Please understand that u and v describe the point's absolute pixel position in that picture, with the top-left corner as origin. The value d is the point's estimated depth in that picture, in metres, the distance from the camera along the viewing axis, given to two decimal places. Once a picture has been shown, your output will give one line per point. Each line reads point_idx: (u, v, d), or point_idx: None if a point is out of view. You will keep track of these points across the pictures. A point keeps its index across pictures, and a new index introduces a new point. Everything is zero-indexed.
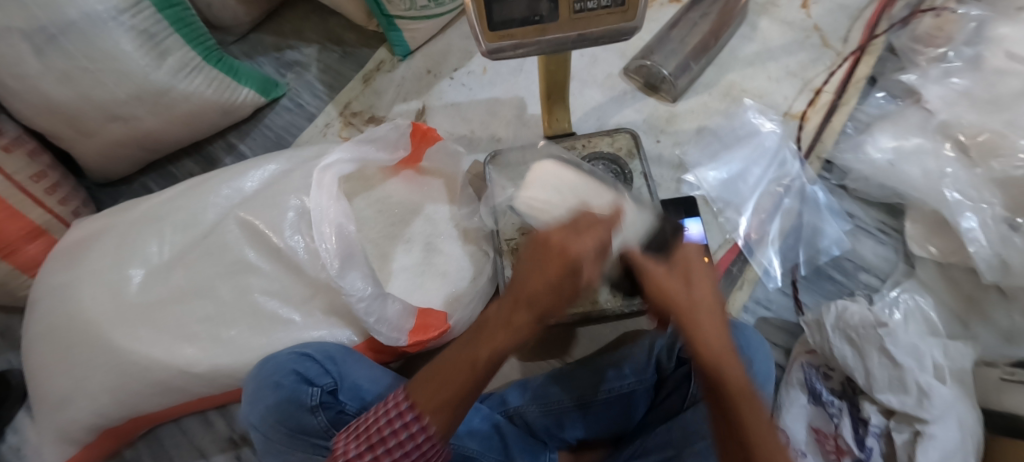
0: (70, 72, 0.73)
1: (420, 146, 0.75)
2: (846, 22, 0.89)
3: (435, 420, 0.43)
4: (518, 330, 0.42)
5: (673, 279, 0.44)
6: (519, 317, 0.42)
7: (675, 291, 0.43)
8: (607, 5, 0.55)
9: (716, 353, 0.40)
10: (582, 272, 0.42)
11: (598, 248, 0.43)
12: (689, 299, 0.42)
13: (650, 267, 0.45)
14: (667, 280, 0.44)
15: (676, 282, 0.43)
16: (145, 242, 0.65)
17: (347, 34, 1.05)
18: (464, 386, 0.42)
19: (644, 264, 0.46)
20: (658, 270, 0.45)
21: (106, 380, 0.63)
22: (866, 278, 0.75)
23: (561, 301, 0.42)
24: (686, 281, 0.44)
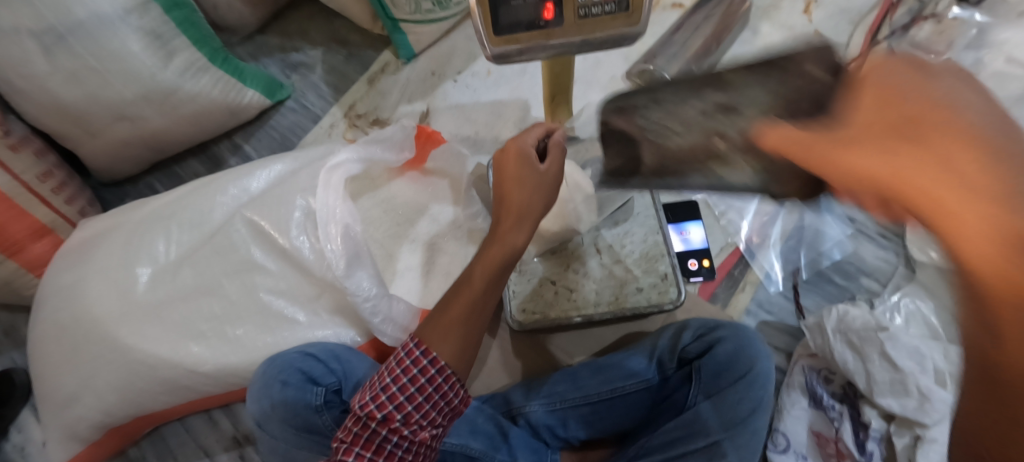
0: (78, 72, 0.74)
1: (425, 147, 0.76)
2: (848, 28, 0.90)
3: (446, 347, 0.49)
4: (509, 240, 0.54)
5: (869, 145, 0.33)
6: (507, 222, 0.55)
7: (880, 170, 0.32)
8: (610, 11, 0.56)
9: (976, 237, 0.30)
10: (537, 169, 0.56)
11: (528, 145, 0.58)
12: (912, 165, 0.31)
13: (822, 140, 0.34)
14: (871, 153, 0.32)
15: (892, 147, 0.32)
16: (153, 241, 0.66)
17: (352, 36, 1.06)
18: (465, 310, 0.51)
19: (817, 144, 0.34)
20: (838, 142, 0.34)
21: (114, 378, 0.63)
22: (866, 282, 0.75)
23: (537, 201, 0.56)
24: (898, 141, 0.32)
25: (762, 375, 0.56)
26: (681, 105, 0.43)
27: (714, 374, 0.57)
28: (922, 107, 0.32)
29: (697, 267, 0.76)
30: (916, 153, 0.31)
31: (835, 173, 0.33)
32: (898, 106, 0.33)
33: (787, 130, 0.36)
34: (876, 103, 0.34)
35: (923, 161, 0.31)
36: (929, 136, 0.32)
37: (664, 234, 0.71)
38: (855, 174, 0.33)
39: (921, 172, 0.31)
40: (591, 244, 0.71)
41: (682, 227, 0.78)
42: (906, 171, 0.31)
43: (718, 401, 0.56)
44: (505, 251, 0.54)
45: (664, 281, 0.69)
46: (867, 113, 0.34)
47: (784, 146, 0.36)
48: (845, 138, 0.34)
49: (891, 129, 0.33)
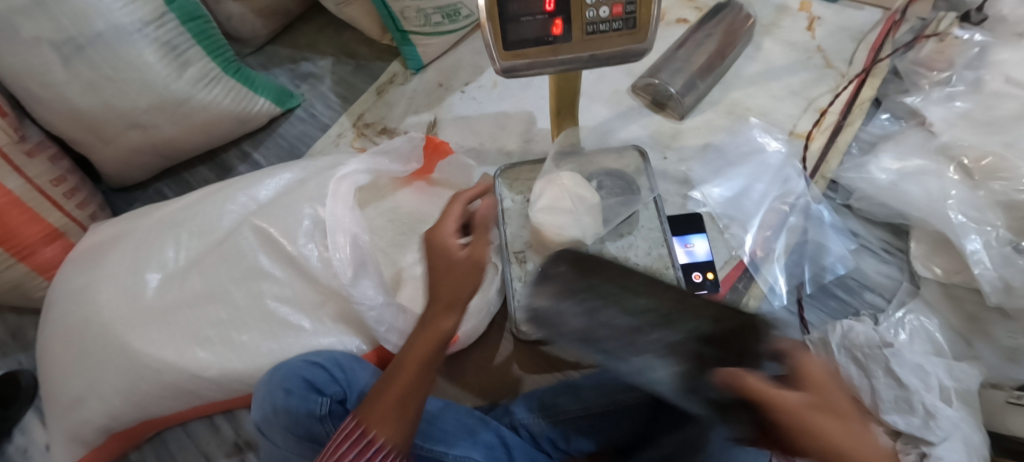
0: (95, 81, 0.75)
1: (432, 159, 0.77)
2: (850, 45, 0.90)
3: (389, 429, 0.47)
4: (440, 329, 0.52)
5: (818, 415, 0.37)
6: (435, 312, 0.53)
7: (830, 438, 0.36)
8: (618, 28, 0.57)
9: None
10: (458, 256, 0.56)
11: (453, 234, 0.59)
12: (846, 435, 0.36)
13: (796, 403, 0.37)
14: (818, 419, 0.36)
15: (834, 425, 0.36)
16: (163, 247, 0.67)
17: (361, 48, 1.07)
18: (399, 397, 0.49)
19: (791, 402, 0.37)
20: (805, 408, 0.37)
21: (120, 382, 0.63)
22: (870, 297, 0.75)
23: (464, 287, 0.54)
24: (830, 414, 0.37)
25: None
26: (642, 296, 0.48)
27: None
28: (835, 396, 0.38)
29: (701, 280, 0.75)
30: (845, 427, 0.37)
31: (804, 436, 0.36)
32: (828, 392, 0.38)
33: (759, 380, 0.38)
34: (815, 382, 0.39)
35: (844, 433, 0.36)
36: (844, 419, 0.37)
37: (669, 247, 0.71)
38: (818, 437, 0.36)
39: (857, 446, 0.36)
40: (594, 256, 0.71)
41: (686, 240, 0.78)
42: (841, 443, 0.36)
43: None
44: (437, 337, 0.52)
45: None
46: (803, 387, 0.39)
47: (768, 396, 0.37)
48: (806, 403, 0.37)
49: (821, 402, 0.37)
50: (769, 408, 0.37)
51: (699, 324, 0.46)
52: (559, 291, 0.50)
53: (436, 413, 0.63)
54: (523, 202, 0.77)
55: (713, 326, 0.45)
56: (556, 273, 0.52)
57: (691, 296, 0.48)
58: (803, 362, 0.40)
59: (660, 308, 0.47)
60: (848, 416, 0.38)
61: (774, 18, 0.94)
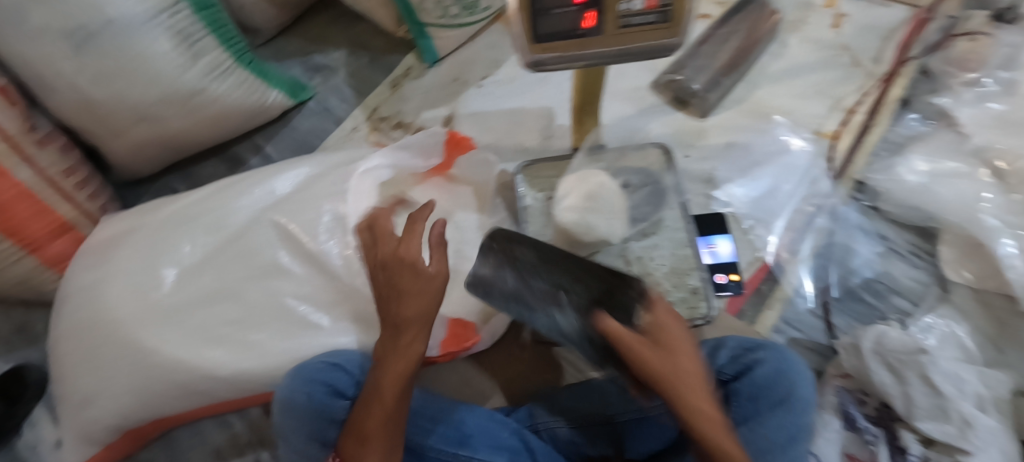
0: (107, 71, 0.73)
1: (452, 155, 0.75)
2: (877, 43, 0.88)
3: (377, 447, 0.52)
4: (409, 355, 0.52)
5: (654, 350, 0.45)
6: (404, 337, 0.52)
7: (662, 365, 0.44)
8: (653, 21, 0.54)
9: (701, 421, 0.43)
10: (412, 276, 0.51)
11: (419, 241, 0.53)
12: (667, 367, 0.44)
13: (632, 338, 0.45)
14: (648, 351, 0.44)
15: (660, 357, 0.44)
16: (177, 243, 0.65)
17: (375, 40, 1.05)
18: (382, 421, 0.52)
19: (626, 335, 0.44)
20: (638, 343, 0.45)
21: (135, 380, 0.62)
22: (898, 301, 0.73)
23: (425, 310, 0.51)
24: (659, 348, 0.45)
25: (803, 400, 0.53)
26: (548, 269, 0.56)
27: (750, 397, 0.55)
28: (672, 333, 0.46)
29: (724, 281, 0.73)
30: (681, 359, 0.45)
31: (636, 365, 0.44)
32: (673, 335, 0.46)
33: (605, 318, 0.46)
34: (662, 324, 0.47)
35: (672, 364, 0.44)
36: (679, 352, 0.45)
37: (694, 247, 0.70)
38: (644, 366, 0.44)
39: (677, 373, 0.44)
40: (619, 257, 0.69)
41: (710, 240, 0.75)
42: (671, 374, 0.44)
43: (755, 425, 0.52)
44: (409, 363, 0.52)
45: (694, 295, 0.67)
46: (652, 331, 0.47)
47: (611, 328, 0.45)
48: (639, 338, 0.45)
49: (656, 339, 0.46)
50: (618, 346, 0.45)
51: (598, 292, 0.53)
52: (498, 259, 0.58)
53: (456, 416, 0.62)
54: (545, 199, 0.75)
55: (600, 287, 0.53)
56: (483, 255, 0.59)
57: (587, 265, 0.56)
58: (654, 309, 0.48)
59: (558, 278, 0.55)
60: (691, 352, 0.46)
61: (799, 15, 0.92)
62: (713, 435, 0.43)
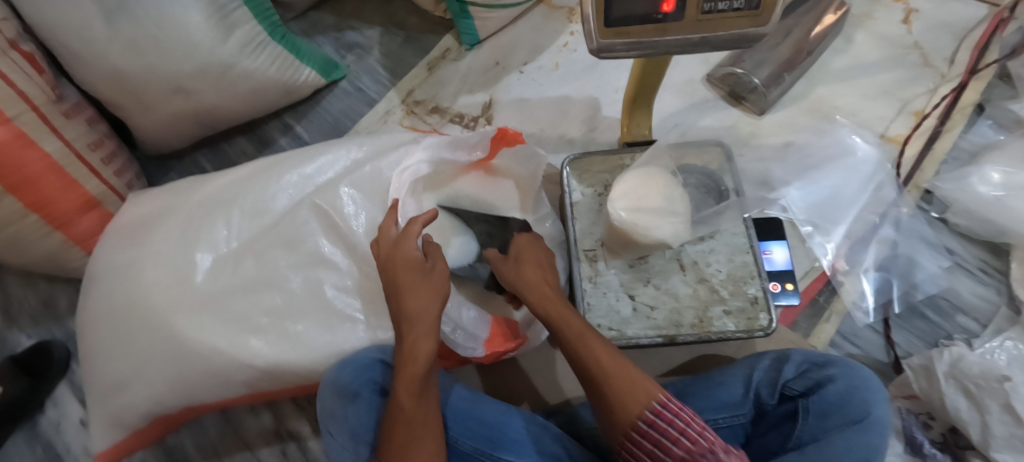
0: (138, 41, 0.69)
1: (498, 146, 0.68)
2: (951, 42, 0.83)
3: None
4: (421, 355, 0.48)
5: (516, 261, 0.57)
6: (410, 333, 0.49)
7: (523, 272, 0.56)
8: (738, 7, 0.50)
9: (535, 299, 0.53)
10: (405, 265, 0.51)
11: (416, 234, 0.53)
12: (508, 266, 0.57)
13: (499, 257, 0.59)
14: (511, 264, 0.57)
15: (504, 262, 0.58)
16: (213, 225, 0.62)
17: (411, 19, 1.01)
18: (407, 434, 0.47)
19: (496, 260, 0.59)
20: (506, 260, 0.58)
21: (167, 369, 0.59)
22: (963, 321, 0.69)
23: (429, 302, 0.50)
24: (516, 262, 0.57)
25: (879, 421, 0.49)
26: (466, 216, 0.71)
27: (820, 414, 0.51)
28: (530, 249, 0.58)
29: (779, 290, 0.70)
30: (531, 268, 0.56)
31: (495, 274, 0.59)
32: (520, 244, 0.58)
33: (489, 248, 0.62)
34: (524, 245, 0.58)
35: (515, 261, 0.57)
36: (524, 259, 0.57)
37: (755, 254, 0.65)
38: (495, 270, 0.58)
39: (518, 275, 0.55)
40: (672, 259, 0.67)
41: (766, 246, 0.72)
42: (507, 271, 0.56)
43: (824, 444, 0.49)
44: (420, 362, 0.48)
45: (753, 306, 0.64)
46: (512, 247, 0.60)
47: (489, 255, 0.61)
48: (503, 257, 0.58)
49: (511, 256, 0.58)
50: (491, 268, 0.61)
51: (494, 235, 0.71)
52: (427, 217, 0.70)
53: (503, 419, 0.59)
54: (596, 195, 0.72)
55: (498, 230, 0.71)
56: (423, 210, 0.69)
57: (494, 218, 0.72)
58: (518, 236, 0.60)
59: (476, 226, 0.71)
60: (537, 258, 0.57)
61: (866, 9, 0.87)
62: (572, 323, 0.51)
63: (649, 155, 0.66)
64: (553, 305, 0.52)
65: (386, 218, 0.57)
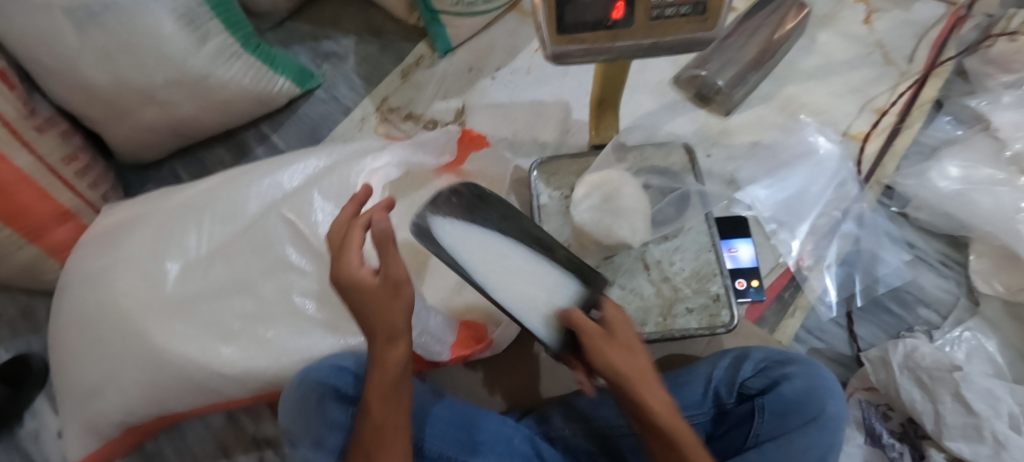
0: (111, 52, 0.70)
1: (466, 150, 0.73)
2: (912, 40, 0.85)
3: None
4: (392, 364, 0.47)
5: (625, 349, 0.46)
6: (378, 348, 0.47)
7: (634, 366, 0.44)
8: (685, 13, 0.51)
9: (659, 407, 0.43)
10: (366, 281, 0.47)
11: (361, 234, 0.49)
12: (622, 356, 0.45)
13: (602, 335, 0.46)
14: (621, 351, 0.45)
15: (614, 350, 0.45)
16: (184, 233, 0.63)
17: (387, 26, 1.02)
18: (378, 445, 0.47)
19: (601, 340, 0.46)
20: (613, 343, 0.46)
21: (138, 377, 0.60)
22: (925, 313, 0.71)
23: (393, 317, 0.46)
24: (627, 350, 0.46)
25: (834, 418, 0.51)
26: (511, 230, 0.56)
27: (778, 413, 0.52)
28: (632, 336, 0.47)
29: (744, 287, 0.72)
30: (644, 359, 0.46)
31: (596, 356, 0.45)
32: (622, 325, 0.48)
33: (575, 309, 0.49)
34: (617, 321, 0.49)
35: (630, 349, 0.46)
36: (636, 350, 0.46)
37: (717, 252, 0.67)
38: (601, 356, 0.45)
39: (638, 369, 0.44)
40: (637, 259, 0.68)
41: (731, 244, 0.74)
42: (620, 364, 0.44)
43: (784, 443, 0.50)
44: (390, 369, 0.47)
45: (715, 303, 0.65)
46: (607, 323, 0.49)
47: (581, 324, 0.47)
48: (605, 334, 0.46)
49: (618, 338, 0.46)
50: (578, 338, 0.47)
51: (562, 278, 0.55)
52: (456, 215, 0.52)
53: (473, 421, 0.60)
54: (563, 197, 0.73)
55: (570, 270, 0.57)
56: (454, 202, 0.52)
57: (560, 253, 0.59)
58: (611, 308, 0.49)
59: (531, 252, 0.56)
60: (640, 347, 0.47)
61: (831, 9, 0.89)
62: (693, 448, 0.42)
63: (602, 160, 0.68)
64: (676, 417, 0.43)
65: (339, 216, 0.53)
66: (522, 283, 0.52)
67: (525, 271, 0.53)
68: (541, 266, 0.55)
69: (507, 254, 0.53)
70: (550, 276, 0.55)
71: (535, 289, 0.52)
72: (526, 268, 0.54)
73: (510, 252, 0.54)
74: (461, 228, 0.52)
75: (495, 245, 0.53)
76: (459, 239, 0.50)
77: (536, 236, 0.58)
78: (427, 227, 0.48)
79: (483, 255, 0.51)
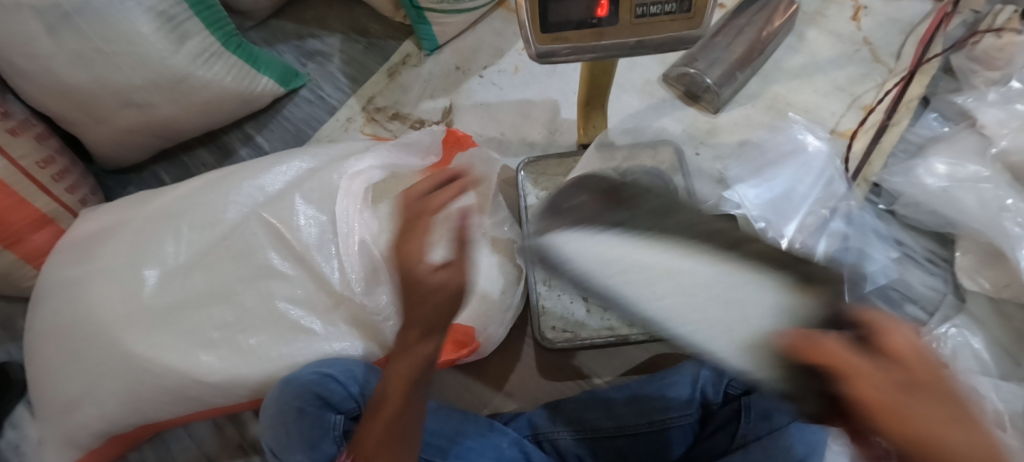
0: (84, 53, 0.68)
1: (452, 152, 0.70)
2: (898, 37, 0.85)
3: None
4: (415, 357, 0.43)
5: (922, 403, 0.27)
6: (407, 336, 0.44)
7: (940, 432, 0.26)
8: (671, 11, 0.51)
9: None
10: (429, 278, 0.42)
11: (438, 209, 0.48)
12: (935, 418, 0.27)
13: (878, 378, 0.28)
14: (920, 408, 0.27)
15: (918, 405, 0.27)
16: (161, 242, 0.62)
17: (372, 25, 1.00)
18: (382, 437, 0.43)
19: (875, 381, 0.28)
20: (900, 392, 0.27)
21: (116, 387, 0.59)
22: (912, 310, 0.71)
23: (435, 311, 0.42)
24: (939, 405, 0.27)
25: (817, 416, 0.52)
26: (670, 229, 0.39)
27: (764, 413, 0.54)
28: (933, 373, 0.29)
29: None
30: (971, 423, 0.27)
31: (888, 420, 0.27)
32: (916, 360, 0.29)
33: (818, 333, 0.31)
34: (903, 353, 0.30)
35: (943, 408, 0.27)
36: (949, 406, 0.27)
37: None
38: (903, 419, 0.26)
39: (973, 446, 0.26)
40: None
41: None
42: (933, 434, 0.26)
43: (768, 443, 0.51)
44: (415, 365, 0.43)
45: None
46: (888, 355, 0.30)
47: (829, 357, 0.29)
48: (897, 381, 0.28)
49: (915, 385, 0.28)
50: (836, 378, 0.29)
51: (759, 281, 0.35)
52: (581, 222, 0.42)
53: (459, 428, 0.60)
54: (551, 198, 0.72)
55: (782, 274, 0.36)
56: (570, 211, 0.45)
57: (751, 248, 0.39)
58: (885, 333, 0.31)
59: (708, 255, 0.37)
60: (954, 398, 0.28)
61: (818, 6, 0.89)
62: None
63: (586, 161, 0.68)
64: None
65: (414, 199, 0.49)
66: (703, 300, 0.35)
67: (705, 279, 0.36)
68: (727, 270, 0.36)
69: (667, 260, 0.37)
70: (744, 288, 0.35)
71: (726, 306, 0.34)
72: (704, 277, 0.36)
73: (674, 256, 0.37)
74: (583, 234, 0.40)
75: (648, 246, 0.38)
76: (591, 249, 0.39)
77: (706, 229, 0.40)
78: (551, 248, 0.41)
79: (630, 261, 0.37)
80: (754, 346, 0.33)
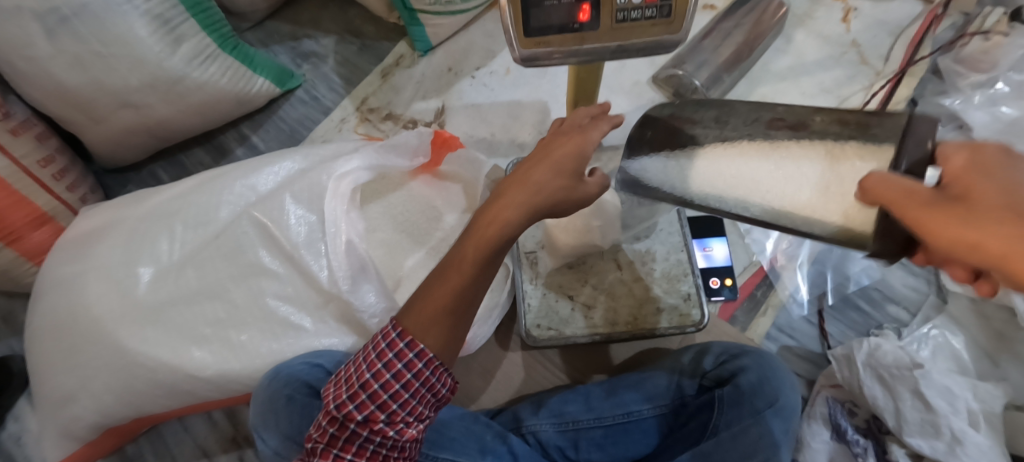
0: (82, 56, 0.70)
1: (441, 152, 0.72)
2: (887, 39, 0.86)
3: (435, 335, 0.43)
4: (498, 215, 0.42)
5: (981, 218, 0.30)
6: (503, 196, 0.43)
7: (986, 241, 0.30)
8: (651, 16, 0.52)
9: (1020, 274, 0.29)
10: (587, 185, 0.44)
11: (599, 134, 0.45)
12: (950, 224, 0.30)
13: (931, 201, 0.31)
14: (960, 222, 0.30)
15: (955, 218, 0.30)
16: (156, 239, 0.64)
17: (366, 26, 1.02)
18: (449, 300, 0.43)
19: (916, 206, 0.30)
20: (946, 211, 0.31)
21: (112, 380, 0.61)
22: (894, 310, 0.72)
23: (552, 180, 0.43)
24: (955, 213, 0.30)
25: (786, 407, 0.55)
26: (737, 133, 0.44)
27: (733, 403, 0.57)
28: (999, 191, 0.31)
29: (718, 286, 0.73)
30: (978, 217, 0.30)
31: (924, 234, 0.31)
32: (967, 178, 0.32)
33: (883, 175, 0.32)
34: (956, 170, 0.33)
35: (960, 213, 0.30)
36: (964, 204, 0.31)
37: (689, 251, 0.70)
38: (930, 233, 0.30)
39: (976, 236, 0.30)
40: (611, 259, 0.71)
41: (705, 243, 0.75)
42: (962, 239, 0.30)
43: (739, 432, 0.55)
44: (500, 238, 0.42)
45: (686, 302, 0.69)
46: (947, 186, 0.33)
47: (886, 196, 0.31)
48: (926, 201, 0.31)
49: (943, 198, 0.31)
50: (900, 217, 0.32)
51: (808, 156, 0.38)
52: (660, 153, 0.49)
53: (446, 419, 0.61)
54: None
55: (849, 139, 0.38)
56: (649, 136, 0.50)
57: (821, 125, 0.41)
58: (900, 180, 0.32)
59: (769, 143, 0.41)
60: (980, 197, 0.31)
61: (807, 9, 0.89)
62: None
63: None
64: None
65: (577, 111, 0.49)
66: (754, 180, 0.40)
67: (763, 172, 0.40)
68: (791, 152, 0.39)
69: (728, 153, 0.42)
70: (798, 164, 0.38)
71: (779, 186, 0.39)
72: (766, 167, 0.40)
73: (736, 147, 0.42)
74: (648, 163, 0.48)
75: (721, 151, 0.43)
76: (664, 170, 0.47)
77: (775, 118, 0.44)
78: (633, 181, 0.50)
79: (703, 168, 0.43)
80: (827, 221, 0.37)
